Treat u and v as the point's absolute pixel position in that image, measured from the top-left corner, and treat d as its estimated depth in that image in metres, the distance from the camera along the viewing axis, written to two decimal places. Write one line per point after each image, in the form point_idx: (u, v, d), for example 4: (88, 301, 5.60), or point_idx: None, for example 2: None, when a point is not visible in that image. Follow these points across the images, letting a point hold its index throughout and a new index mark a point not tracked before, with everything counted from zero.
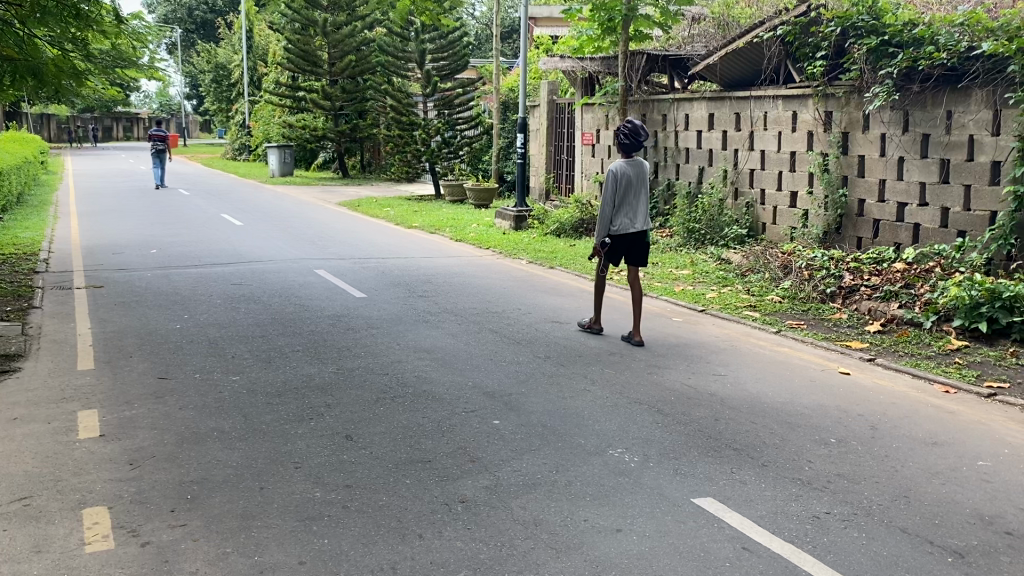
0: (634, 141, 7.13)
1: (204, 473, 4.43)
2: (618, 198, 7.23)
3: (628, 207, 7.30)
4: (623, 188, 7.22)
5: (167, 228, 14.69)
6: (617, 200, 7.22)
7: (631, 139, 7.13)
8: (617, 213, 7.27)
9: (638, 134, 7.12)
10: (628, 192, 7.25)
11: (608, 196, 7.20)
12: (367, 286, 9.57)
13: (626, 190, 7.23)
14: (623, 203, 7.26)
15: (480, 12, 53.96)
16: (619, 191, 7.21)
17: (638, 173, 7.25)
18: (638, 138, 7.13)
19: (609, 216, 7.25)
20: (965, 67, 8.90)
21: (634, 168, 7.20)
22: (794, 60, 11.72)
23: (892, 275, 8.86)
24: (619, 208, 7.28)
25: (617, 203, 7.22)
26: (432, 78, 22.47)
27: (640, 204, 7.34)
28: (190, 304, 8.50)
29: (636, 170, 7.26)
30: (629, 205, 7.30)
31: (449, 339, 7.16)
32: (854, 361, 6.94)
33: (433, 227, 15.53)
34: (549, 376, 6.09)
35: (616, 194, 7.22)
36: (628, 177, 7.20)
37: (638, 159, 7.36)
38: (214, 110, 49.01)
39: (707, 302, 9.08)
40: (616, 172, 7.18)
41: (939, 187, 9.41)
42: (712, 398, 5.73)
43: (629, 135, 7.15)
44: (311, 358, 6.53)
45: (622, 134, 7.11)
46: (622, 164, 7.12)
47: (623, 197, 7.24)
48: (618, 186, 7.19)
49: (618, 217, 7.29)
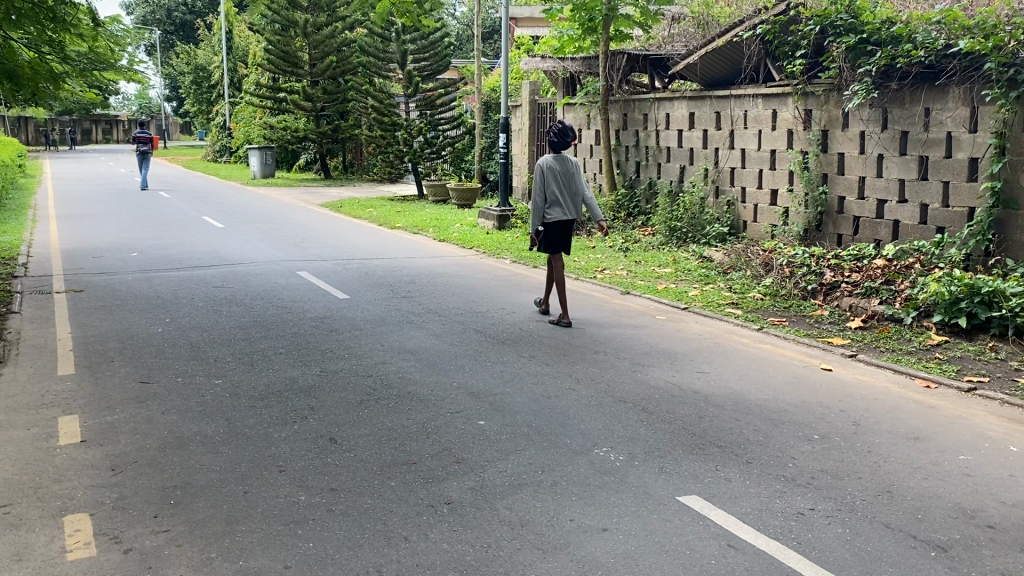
0: (563, 140, 7.86)
1: (187, 478, 4.40)
2: (549, 190, 7.93)
3: (558, 198, 7.97)
4: (552, 180, 7.94)
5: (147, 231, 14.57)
6: (549, 191, 7.92)
7: (559, 137, 7.86)
8: (549, 204, 7.96)
9: (566, 134, 7.85)
10: (558, 184, 7.96)
11: (540, 188, 7.92)
12: (350, 287, 9.54)
13: (556, 182, 7.94)
14: (554, 194, 7.95)
15: (460, 12, 53.90)
16: (549, 183, 7.93)
17: (567, 167, 7.97)
18: (566, 137, 7.86)
19: (541, 206, 7.94)
20: (943, 64, 8.99)
21: (562, 162, 7.94)
22: (773, 59, 11.78)
23: (873, 271, 8.93)
24: (551, 199, 7.96)
25: (549, 194, 7.91)
26: (413, 79, 22.30)
27: (570, 196, 8.03)
28: (172, 308, 8.44)
29: (565, 165, 8.00)
30: (560, 197, 7.99)
31: (433, 340, 7.15)
32: (836, 357, 6.98)
33: (416, 227, 15.50)
34: (533, 376, 6.09)
35: (547, 185, 7.93)
36: (556, 170, 7.93)
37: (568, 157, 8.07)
38: (194, 112, 48.70)
39: (690, 300, 9.12)
40: (545, 166, 7.92)
41: (918, 183, 9.50)
42: (696, 396, 5.75)
43: (559, 134, 7.91)
44: (294, 361, 6.49)
45: (554, 134, 7.85)
46: (550, 157, 7.86)
47: (554, 189, 7.94)
48: (548, 178, 7.92)
49: (550, 207, 7.97)
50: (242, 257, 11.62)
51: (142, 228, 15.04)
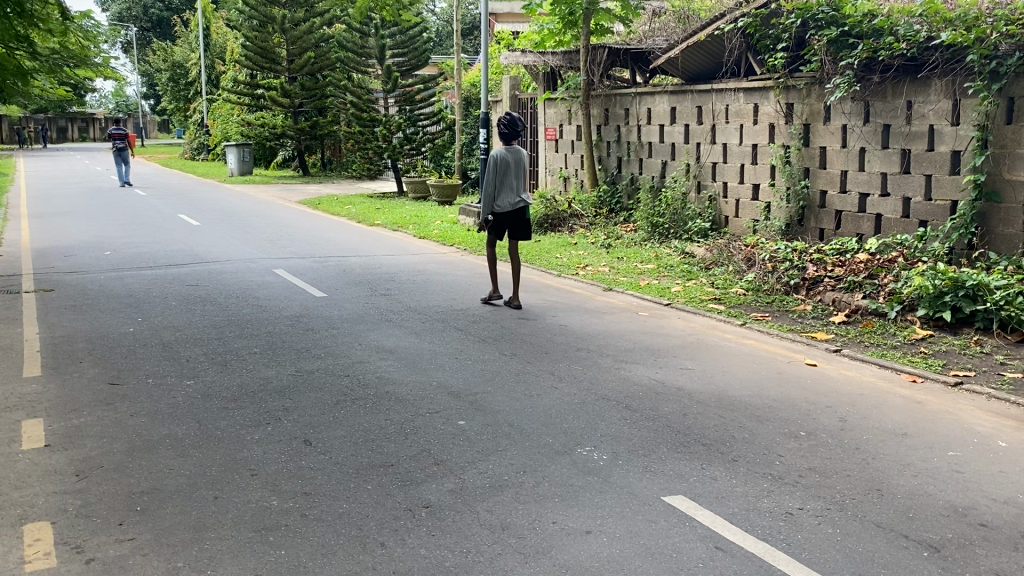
0: (512, 132, 8.22)
1: (155, 483, 4.23)
2: (499, 180, 8.39)
3: (507, 188, 8.44)
4: (503, 170, 8.37)
5: (122, 229, 14.30)
6: (499, 182, 8.37)
7: (509, 130, 8.21)
8: (499, 193, 8.42)
9: (515, 125, 8.20)
10: (509, 174, 8.40)
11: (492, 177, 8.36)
12: (327, 285, 9.38)
13: (507, 172, 8.38)
14: (504, 184, 8.40)
15: (440, 8, 53.59)
16: (500, 174, 8.36)
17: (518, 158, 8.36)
18: (515, 129, 8.22)
19: (491, 195, 8.41)
20: (925, 57, 8.92)
21: (514, 153, 8.28)
22: (755, 52, 11.69)
23: (855, 265, 8.87)
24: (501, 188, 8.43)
25: (499, 184, 8.37)
26: (392, 74, 22.02)
27: (518, 185, 8.47)
28: (145, 307, 8.23)
29: (515, 155, 8.38)
30: (508, 186, 8.44)
31: (412, 338, 7.01)
32: (821, 352, 6.90)
33: (396, 224, 15.33)
34: (515, 374, 5.96)
35: (498, 175, 8.37)
36: (508, 161, 8.31)
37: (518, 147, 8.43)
38: (171, 110, 48.16)
39: (673, 296, 9.02)
40: (497, 157, 8.29)
41: (900, 177, 9.45)
42: (679, 393, 5.65)
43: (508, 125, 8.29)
44: (269, 361, 6.33)
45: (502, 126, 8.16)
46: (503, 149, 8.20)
47: (504, 179, 8.39)
48: (499, 169, 8.34)
49: (500, 196, 8.43)
50: (218, 255, 11.40)
51: (117, 226, 14.77)
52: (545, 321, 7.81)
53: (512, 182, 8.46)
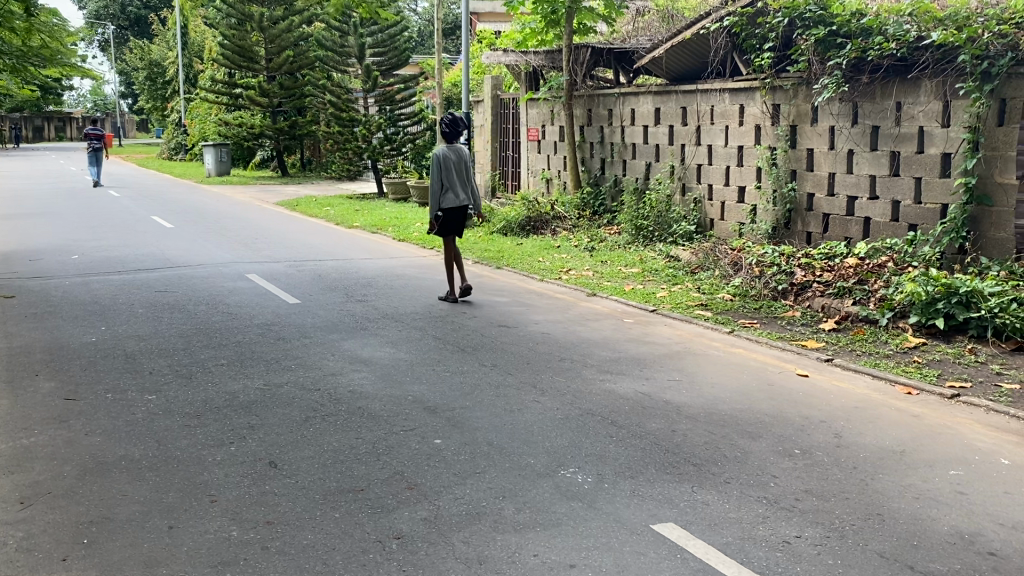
0: (454, 130, 8.52)
1: (106, 512, 3.92)
2: (445, 178, 8.64)
3: (452, 185, 8.66)
4: (447, 168, 8.66)
5: (91, 232, 13.90)
6: (445, 179, 8.62)
7: (451, 129, 8.49)
8: (446, 189, 8.64)
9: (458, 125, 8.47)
10: (453, 171, 8.68)
11: (437, 175, 8.60)
12: (302, 290, 9.06)
13: (451, 170, 8.68)
14: (450, 180, 8.65)
15: (421, 7, 53.13)
16: (444, 171, 8.63)
17: (459, 156, 8.69)
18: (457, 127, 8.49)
19: (438, 192, 8.61)
20: (915, 57, 8.72)
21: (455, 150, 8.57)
22: (741, 52, 11.46)
23: (844, 270, 8.66)
24: (446, 186, 8.66)
25: (445, 181, 8.61)
26: (372, 74, 21.82)
27: (461, 183, 8.73)
28: (109, 315, 7.88)
29: (457, 152, 8.71)
30: (453, 183, 8.66)
31: (388, 348, 6.72)
32: (812, 362, 6.66)
33: (375, 227, 15.01)
34: (495, 387, 5.68)
35: (443, 171, 8.59)
36: (452, 158, 8.63)
37: (458, 146, 8.72)
38: (148, 109, 47.53)
39: (658, 301, 8.76)
40: (441, 155, 8.60)
41: (889, 179, 9.26)
42: (667, 407, 5.39)
43: (449, 125, 8.55)
44: (236, 373, 6.01)
45: (444, 125, 8.37)
46: (446, 145, 8.54)
47: (449, 175, 8.65)
48: (444, 166, 8.63)
49: (446, 193, 8.62)
50: (190, 260, 11.05)
51: (88, 228, 14.38)
52: (526, 328, 7.53)
53: (456, 180, 8.74)
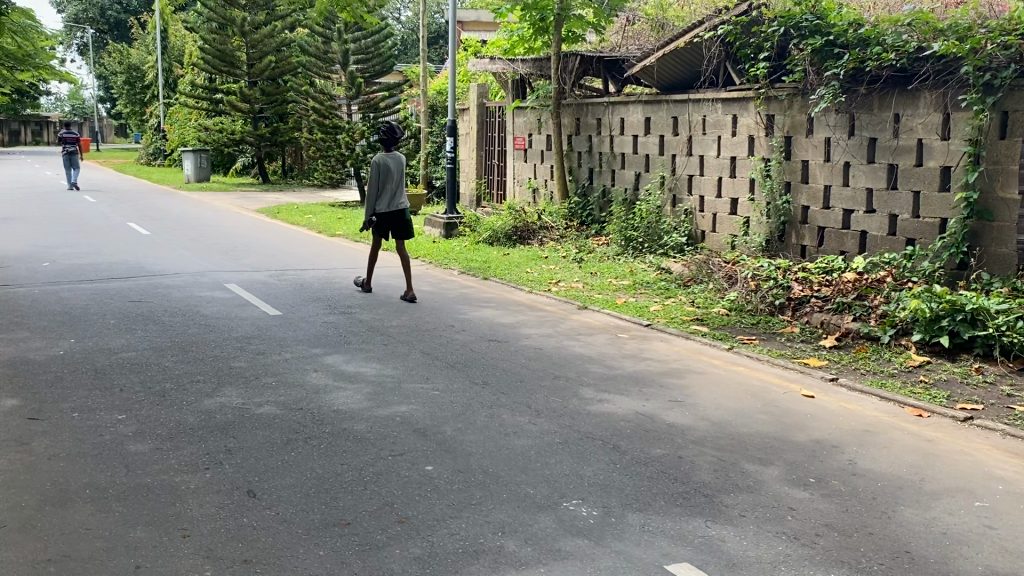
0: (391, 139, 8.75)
1: (67, 549, 3.57)
2: (381, 184, 8.99)
3: (388, 192, 9.02)
4: (385, 173, 8.97)
5: (64, 238, 13.47)
6: (381, 186, 8.97)
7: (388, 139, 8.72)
8: (380, 195, 9.02)
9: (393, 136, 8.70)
10: (388, 179, 8.98)
11: (373, 181, 8.94)
12: (283, 301, 8.71)
13: (389, 176, 9.00)
14: (384, 188, 9.00)
15: (404, 16, 52.80)
16: (380, 179, 8.96)
17: (395, 164, 8.90)
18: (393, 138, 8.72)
19: (373, 198, 9.02)
20: (915, 68, 8.53)
21: (393, 159, 8.87)
22: (734, 61, 11.24)
23: (843, 285, 8.42)
24: (383, 192, 9.03)
25: (379, 188, 8.97)
26: (356, 81, 21.40)
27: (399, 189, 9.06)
28: (79, 326, 7.50)
29: (395, 159, 8.92)
30: (390, 190, 9.02)
31: (374, 364, 6.39)
32: (816, 381, 6.41)
33: (357, 235, 14.67)
34: (488, 408, 5.37)
35: (380, 179, 8.95)
36: (389, 167, 8.90)
37: (398, 153, 9.01)
38: (125, 113, 46.93)
39: (652, 316, 8.49)
40: (379, 162, 8.89)
41: (887, 193, 9.06)
42: (671, 430, 5.11)
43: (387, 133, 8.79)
44: (213, 392, 5.66)
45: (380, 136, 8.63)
46: (384, 156, 8.76)
47: (385, 183, 8.99)
48: (381, 173, 8.94)
49: (382, 199, 9.02)
50: (167, 268, 10.66)
51: (61, 234, 13.95)
52: (517, 343, 7.22)
53: (394, 185, 9.08)
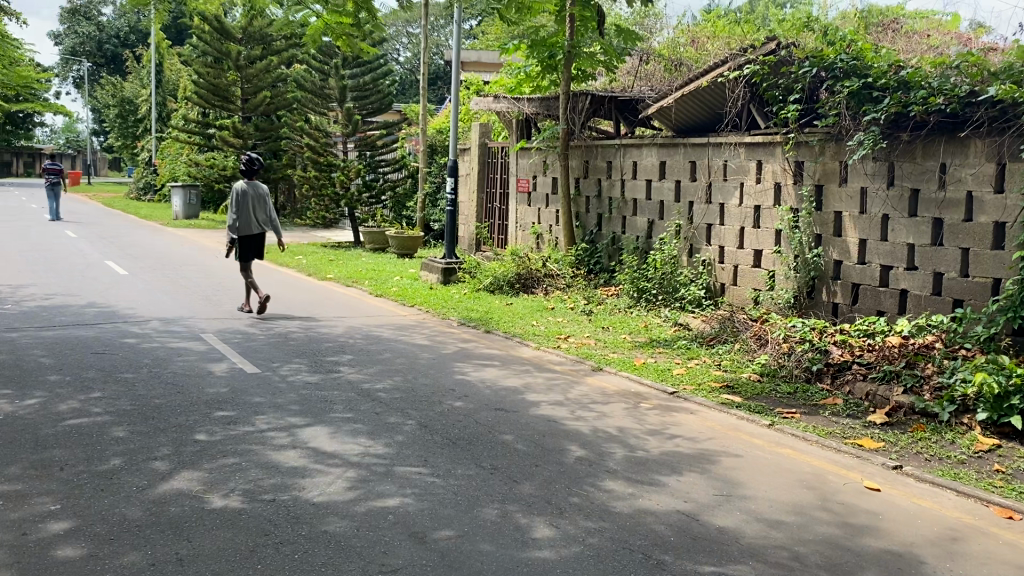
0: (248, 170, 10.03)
1: None
2: (243, 211, 10.10)
3: (248, 217, 10.15)
4: (244, 201, 10.09)
5: (35, 277, 12.56)
6: (243, 212, 10.09)
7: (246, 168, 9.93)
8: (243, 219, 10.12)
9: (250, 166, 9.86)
10: (252, 205, 10.16)
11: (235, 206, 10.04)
12: (264, 356, 7.82)
13: (247, 204, 10.12)
14: (248, 213, 10.14)
15: (403, 56, 52.50)
16: (242, 205, 10.08)
17: (261, 191, 10.12)
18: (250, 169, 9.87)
19: (235, 222, 10.09)
20: (968, 113, 7.77)
21: (252, 188, 10.03)
22: (760, 103, 10.50)
23: (889, 350, 7.58)
24: (243, 218, 10.13)
25: (241, 213, 10.07)
26: (353, 117, 20.75)
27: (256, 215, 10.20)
28: (29, 384, 6.58)
29: (256, 187, 10.15)
30: (248, 216, 10.14)
31: (365, 438, 5.48)
32: (876, 469, 5.51)
33: (350, 279, 13.82)
34: (501, 503, 4.46)
35: (240, 207, 10.09)
36: (249, 196, 10.05)
37: (257, 183, 10.12)
38: (118, 147, 46.26)
39: (676, 380, 7.61)
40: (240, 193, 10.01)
41: (932, 250, 8.27)
42: (721, 538, 4.21)
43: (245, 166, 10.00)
44: (171, 474, 4.74)
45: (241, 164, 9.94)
46: (245, 184, 9.95)
47: (246, 209, 10.12)
48: (242, 201, 10.08)
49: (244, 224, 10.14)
50: (139, 314, 9.77)
51: (33, 272, 13.06)
52: (526, 413, 6.33)
53: (252, 211, 10.16)
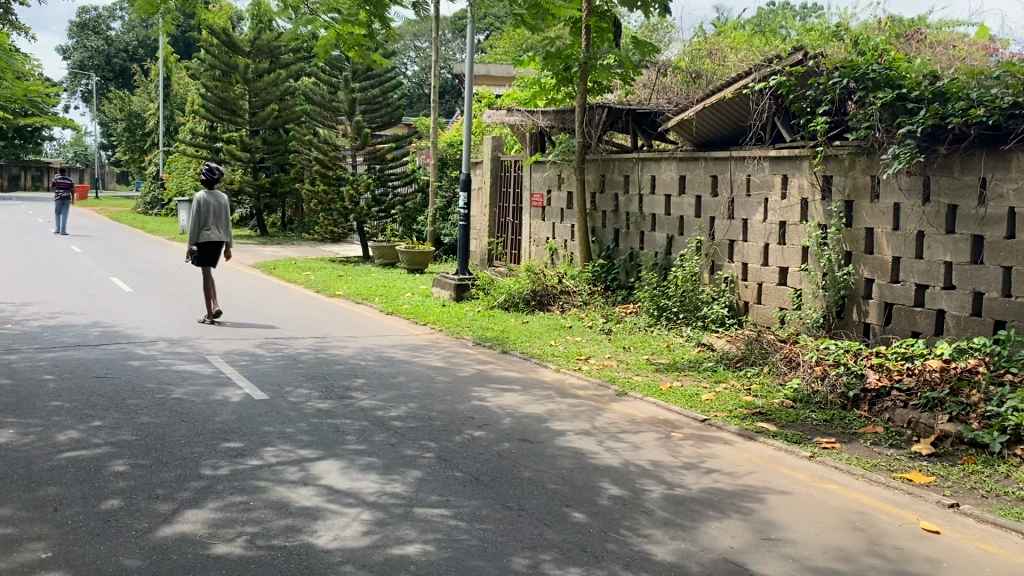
0: (210, 180, 10.25)
1: None
2: (203, 220, 10.33)
3: (209, 226, 10.38)
4: (205, 210, 10.32)
5: (37, 294, 12.24)
6: (204, 221, 10.31)
7: (207, 178, 10.15)
8: (203, 228, 10.35)
9: (212, 175, 10.09)
10: (212, 215, 10.40)
11: (196, 215, 10.27)
12: (273, 380, 7.47)
13: (207, 212, 10.35)
14: (208, 223, 10.37)
15: (411, 70, 52.44)
16: (203, 214, 10.33)
17: (223, 202, 10.42)
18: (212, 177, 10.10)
19: (195, 230, 10.30)
20: (1010, 125, 7.39)
21: (213, 198, 10.27)
22: (786, 115, 10.15)
23: (931, 374, 7.18)
24: (203, 226, 10.35)
25: (201, 222, 10.30)
26: (362, 130, 20.48)
27: (216, 225, 10.43)
28: (25, 412, 6.23)
29: (218, 198, 10.44)
30: (208, 225, 10.37)
31: (382, 474, 5.10)
32: (931, 507, 5.12)
33: (360, 296, 13.50)
34: (532, 552, 4.08)
35: (201, 217, 10.32)
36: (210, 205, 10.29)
37: (218, 193, 10.37)
38: (125, 160, 46.12)
39: (706, 407, 7.23)
40: (201, 202, 10.25)
41: (971, 268, 7.89)
42: None
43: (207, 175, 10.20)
44: (173, 516, 4.37)
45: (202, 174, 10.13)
46: (207, 194, 10.19)
47: (206, 218, 10.35)
48: (203, 210, 10.32)
49: (204, 233, 10.36)
50: (143, 334, 9.43)
51: (34, 289, 12.74)
52: (551, 444, 5.95)
53: (212, 220, 10.39)
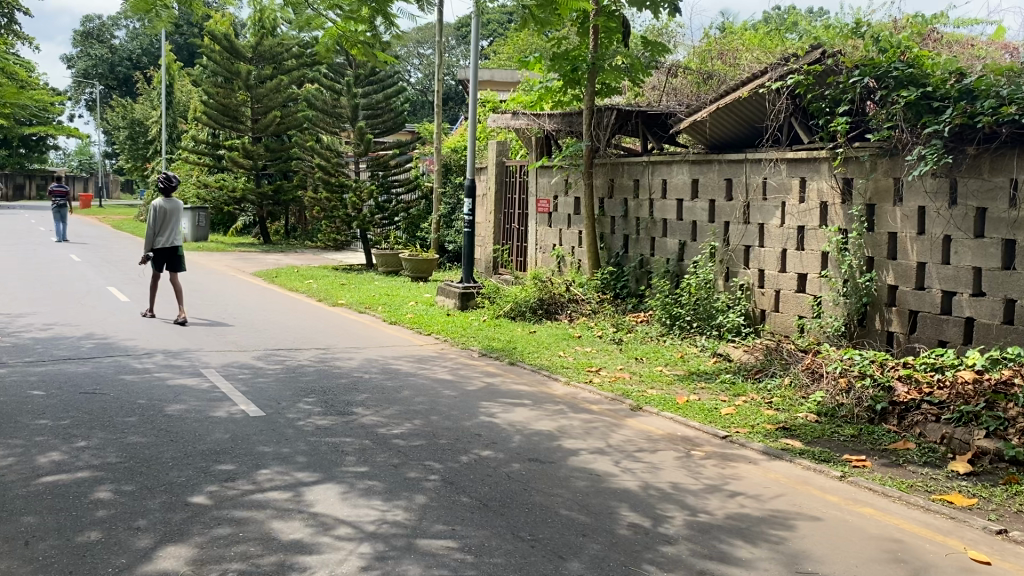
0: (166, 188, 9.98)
1: None
2: (159, 225, 10.24)
3: (165, 232, 10.28)
4: (160, 216, 10.22)
5: (30, 305, 11.89)
6: (158, 227, 10.22)
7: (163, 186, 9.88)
8: (158, 234, 10.27)
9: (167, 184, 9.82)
10: (168, 220, 10.27)
11: (151, 221, 10.20)
12: (270, 396, 7.11)
13: (163, 218, 10.24)
14: (164, 228, 10.27)
15: (415, 77, 52.25)
16: (159, 220, 10.22)
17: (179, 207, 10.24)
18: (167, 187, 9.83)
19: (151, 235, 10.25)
20: None
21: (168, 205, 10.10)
22: (803, 115, 9.78)
23: (963, 387, 6.79)
24: (160, 232, 10.28)
25: (156, 228, 10.21)
26: (364, 136, 19.89)
27: (172, 230, 10.30)
28: (6, 433, 5.87)
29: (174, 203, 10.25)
30: (164, 231, 10.27)
31: (383, 501, 4.74)
32: (977, 534, 4.73)
33: (362, 305, 13.15)
34: None
35: (157, 223, 10.23)
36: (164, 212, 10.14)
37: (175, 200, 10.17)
38: (128, 169, 45.89)
39: (726, 423, 6.84)
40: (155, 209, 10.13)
41: (1002, 274, 7.50)
42: None
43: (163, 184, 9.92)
44: (155, 552, 4.00)
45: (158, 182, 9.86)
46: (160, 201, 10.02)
47: (163, 223, 10.25)
48: (159, 216, 10.22)
49: (159, 238, 10.29)
50: (136, 346, 9.08)
51: (28, 300, 12.40)
52: (564, 465, 5.58)
53: (169, 225, 10.27)
